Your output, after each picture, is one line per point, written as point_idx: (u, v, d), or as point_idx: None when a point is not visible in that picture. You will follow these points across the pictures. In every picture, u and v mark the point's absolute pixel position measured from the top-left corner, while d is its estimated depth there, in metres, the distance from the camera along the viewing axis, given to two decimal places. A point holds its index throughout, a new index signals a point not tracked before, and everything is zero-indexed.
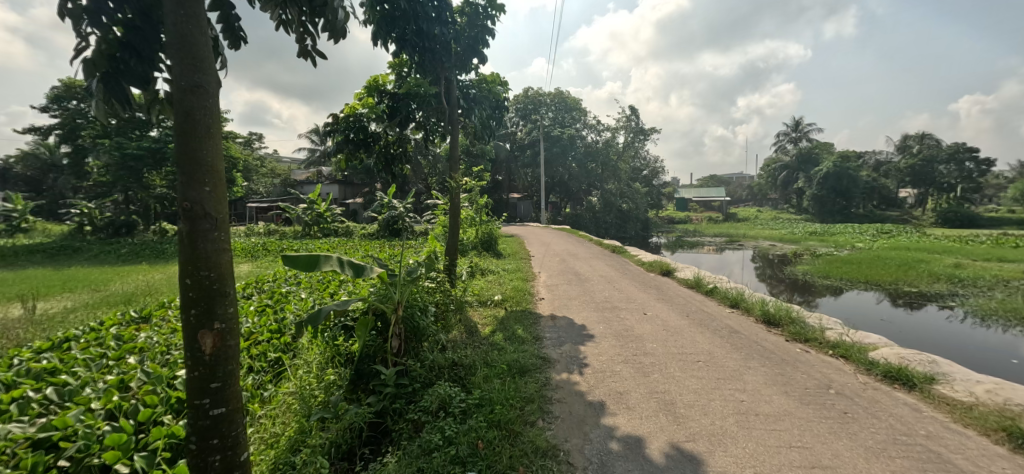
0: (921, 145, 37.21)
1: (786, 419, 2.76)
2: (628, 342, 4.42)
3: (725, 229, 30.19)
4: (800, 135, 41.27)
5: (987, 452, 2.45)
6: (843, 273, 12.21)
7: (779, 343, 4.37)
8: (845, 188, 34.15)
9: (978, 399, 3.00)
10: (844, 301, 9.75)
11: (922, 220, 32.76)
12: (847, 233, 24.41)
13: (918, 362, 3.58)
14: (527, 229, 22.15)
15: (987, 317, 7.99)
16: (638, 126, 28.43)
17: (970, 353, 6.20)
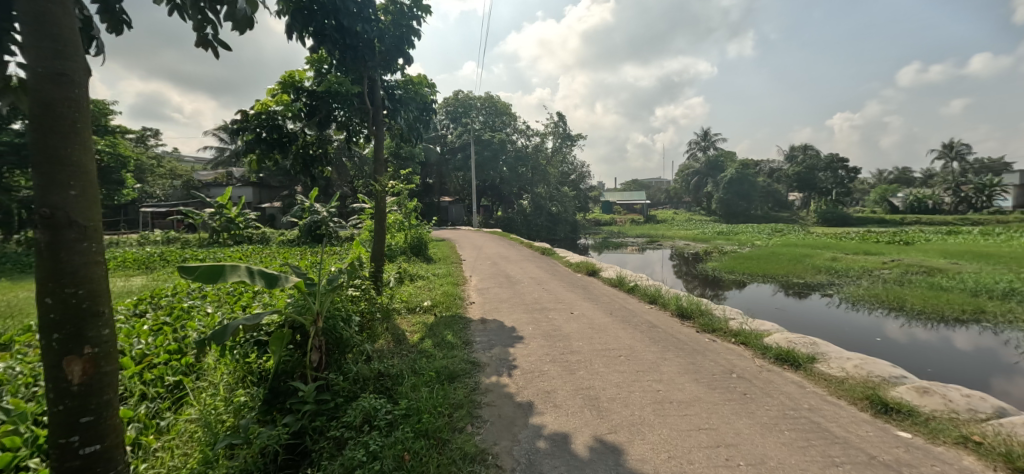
0: (804, 155, 42.68)
1: (696, 404, 3.00)
2: (556, 341, 4.54)
3: (646, 230, 32.20)
4: (708, 144, 45.40)
5: (855, 418, 2.86)
6: (745, 268, 13.60)
7: (690, 334, 4.74)
8: (746, 192, 38.18)
9: (847, 373, 3.49)
10: (746, 293, 10.87)
11: (807, 220, 37.50)
12: (747, 232, 27.27)
13: (801, 344, 4.08)
14: (458, 233, 21.99)
15: (857, 302, 9.35)
16: (565, 132, 29.48)
17: (845, 334, 7.17)
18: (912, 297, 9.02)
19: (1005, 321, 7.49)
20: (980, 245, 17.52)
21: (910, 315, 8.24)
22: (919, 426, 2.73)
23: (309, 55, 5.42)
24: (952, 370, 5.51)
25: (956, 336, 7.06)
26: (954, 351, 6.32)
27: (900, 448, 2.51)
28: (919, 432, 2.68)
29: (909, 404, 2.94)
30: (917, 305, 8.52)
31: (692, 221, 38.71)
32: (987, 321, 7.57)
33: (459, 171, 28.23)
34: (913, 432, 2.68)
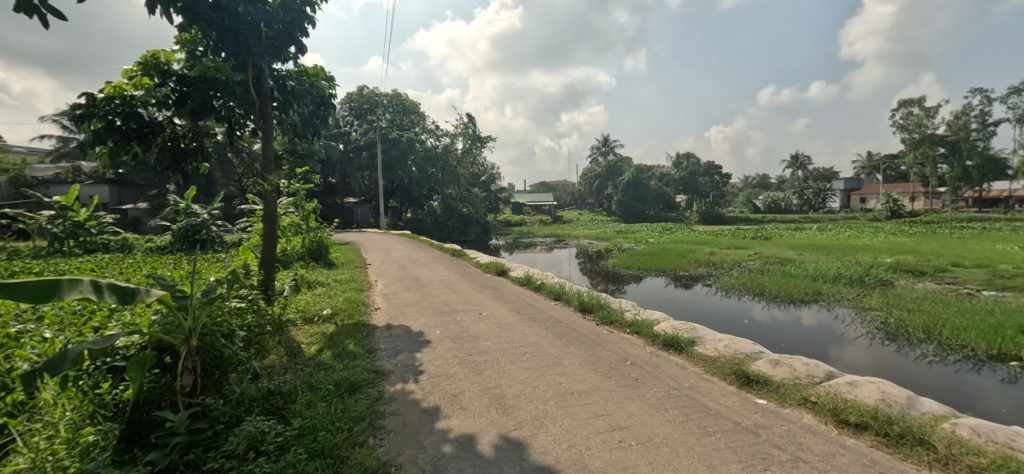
0: (687, 161, 47.95)
1: (595, 393, 3.19)
2: (465, 342, 4.53)
3: (553, 230, 33.56)
4: (608, 149, 48.78)
5: (724, 391, 3.27)
6: (641, 263, 14.83)
7: (591, 327, 5.04)
8: (641, 194, 41.74)
9: (719, 352, 3.98)
10: (641, 287, 11.90)
11: (691, 219, 42.13)
12: (642, 231, 29.83)
13: (685, 330, 4.57)
14: (365, 236, 20.86)
15: (729, 289, 10.78)
16: (475, 133, 29.60)
17: (721, 319, 8.20)
18: (769, 283, 10.61)
19: (835, 299, 9.16)
20: (818, 238, 21.24)
21: (768, 299, 9.70)
22: (772, 392, 3.21)
23: (178, 35, 4.74)
24: (798, 344, 6.59)
25: (802, 314, 8.46)
26: (802, 327, 7.59)
27: (756, 413, 2.93)
28: (773, 398, 3.15)
29: (765, 375, 3.45)
30: (774, 290, 10.06)
31: (595, 221, 41.26)
32: (823, 300, 9.20)
33: (364, 170, 26.82)
34: (767, 398, 3.15)
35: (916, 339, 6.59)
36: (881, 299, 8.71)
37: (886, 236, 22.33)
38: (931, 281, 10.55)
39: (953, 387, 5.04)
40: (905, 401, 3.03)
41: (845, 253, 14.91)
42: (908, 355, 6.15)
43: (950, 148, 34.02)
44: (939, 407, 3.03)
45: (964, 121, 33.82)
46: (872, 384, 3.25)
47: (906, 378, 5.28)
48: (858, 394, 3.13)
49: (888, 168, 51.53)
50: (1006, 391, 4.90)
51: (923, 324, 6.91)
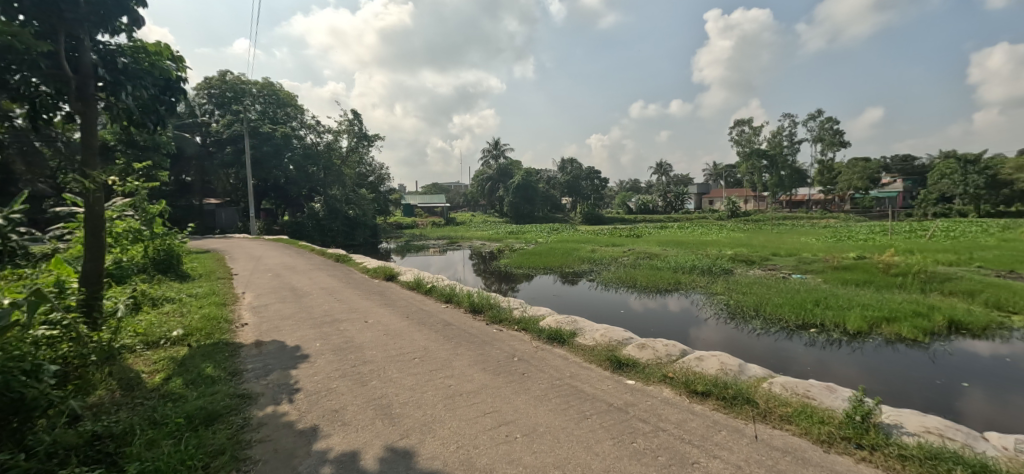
0: (571, 166, 51.45)
1: (483, 391, 3.24)
2: (348, 353, 4.25)
3: (446, 232, 33.30)
4: (499, 153, 49.93)
5: (600, 376, 3.58)
6: (531, 263, 15.45)
7: (481, 327, 5.12)
8: (530, 196, 43.58)
9: (595, 341, 4.35)
10: (532, 285, 12.44)
11: (575, 220, 45.27)
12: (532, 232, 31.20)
13: (566, 323, 4.90)
14: (230, 242, 18.36)
15: (608, 283, 11.86)
16: (361, 131, 28.02)
17: (602, 310, 8.96)
18: (640, 276, 11.91)
19: (691, 287, 10.64)
20: (678, 235, 24.46)
21: (640, 290, 10.88)
22: (638, 373, 3.61)
23: None
24: (665, 328, 7.53)
25: (667, 302, 9.66)
26: (668, 313, 8.69)
27: (626, 392, 3.26)
28: (640, 378, 3.53)
29: (633, 359, 3.85)
30: (644, 281, 11.33)
31: (487, 223, 41.98)
32: (682, 288, 10.63)
33: (228, 168, 23.58)
34: (635, 379, 3.52)
35: (749, 316, 7.99)
36: (724, 285, 10.39)
37: (728, 232, 26.60)
38: (759, 268, 12.88)
39: (775, 353, 6.22)
40: (737, 369, 3.65)
41: (699, 248, 17.37)
42: (744, 330, 7.42)
43: (771, 160, 41.82)
44: (761, 371, 3.72)
45: (779, 139, 41.86)
46: (714, 357, 3.86)
47: (744, 350, 6.36)
48: (704, 366, 3.69)
49: (728, 175, 61.45)
50: (809, 352, 6.20)
51: (753, 304, 8.41)
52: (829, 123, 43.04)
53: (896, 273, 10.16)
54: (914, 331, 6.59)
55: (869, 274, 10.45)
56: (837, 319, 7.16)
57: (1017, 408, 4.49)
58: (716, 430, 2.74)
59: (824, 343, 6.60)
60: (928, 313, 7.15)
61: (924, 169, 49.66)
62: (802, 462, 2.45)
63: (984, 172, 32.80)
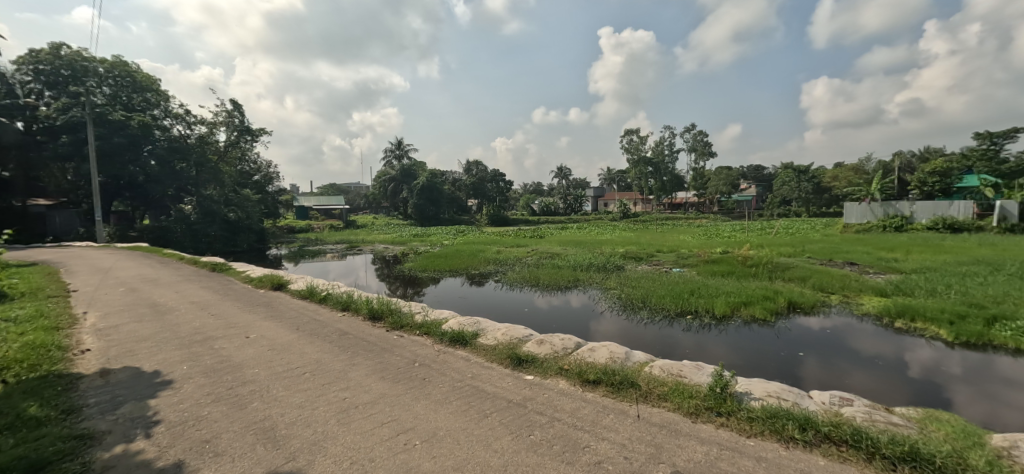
0: (477, 169, 51.71)
1: (380, 402, 3.11)
2: (224, 374, 3.79)
3: (345, 236, 31.37)
4: (402, 153, 47.96)
5: (500, 374, 3.66)
6: (436, 265, 15.21)
7: (381, 334, 4.91)
8: (435, 198, 42.86)
9: (497, 340, 4.45)
10: (439, 287, 12.27)
11: (481, 222, 45.67)
12: (438, 234, 30.77)
13: (468, 324, 4.94)
14: (66, 253, 15.13)
15: (513, 283, 12.15)
16: (242, 124, 25.16)
17: (507, 310, 9.17)
18: (543, 275, 12.41)
19: (588, 284, 11.39)
20: (576, 235, 25.96)
21: (543, 288, 11.35)
22: (537, 368, 3.77)
23: None
24: (566, 323, 7.96)
25: (567, 298, 10.22)
26: (568, 308, 9.20)
27: (526, 388, 3.39)
28: (538, 373, 3.69)
29: (532, 354, 4.01)
30: (545, 280, 11.85)
31: (390, 225, 40.46)
32: (581, 285, 11.32)
33: (62, 161, 19.43)
34: (534, 374, 3.67)
35: (638, 307, 8.80)
36: (617, 280, 11.30)
37: (621, 232, 28.92)
38: (646, 264, 14.24)
39: (660, 340, 6.94)
40: (624, 356, 4.01)
41: (595, 247, 18.62)
42: (633, 320, 8.14)
43: (655, 167, 46.46)
44: (643, 355, 4.13)
45: (661, 148, 46.67)
46: (604, 346, 4.18)
47: (634, 339, 7.00)
48: (595, 356, 3.98)
49: (619, 179, 66.84)
50: (686, 337, 7.03)
51: (641, 296, 9.28)
52: (700, 135, 49.14)
53: (751, 263, 11.99)
54: (764, 312, 7.84)
55: (732, 266, 12.15)
56: (707, 306, 8.24)
57: (837, 370, 5.57)
58: (605, 414, 2.97)
59: (697, 328, 7.53)
60: (774, 297, 8.56)
61: (770, 177, 59.22)
62: (675, 434, 2.77)
63: (811, 180, 40.15)
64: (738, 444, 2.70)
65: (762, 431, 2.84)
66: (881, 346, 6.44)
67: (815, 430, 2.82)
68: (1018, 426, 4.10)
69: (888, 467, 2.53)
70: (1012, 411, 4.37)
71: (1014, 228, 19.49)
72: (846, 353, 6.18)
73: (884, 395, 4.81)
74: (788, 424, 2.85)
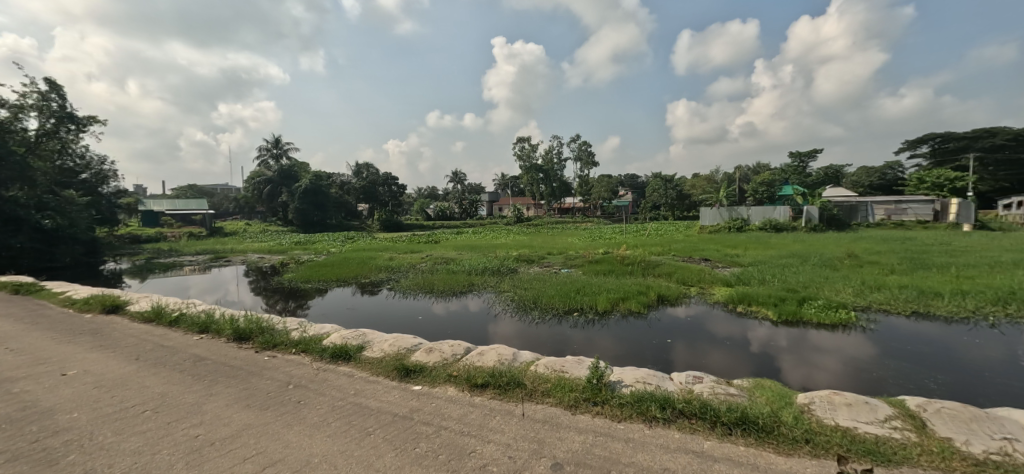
0: (367, 171, 48.98)
1: (244, 433, 2.77)
2: (28, 424, 3.03)
3: (208, 245, 27.32)
4: (280, 152, 43.06)
5: (386, 388, 3.52)
6: (320, 275, 14.00)
7: (249, 356, 4.38)
8: (320, 202, 39.60)
9: (383, 353, 4.27)
10: (326, 299, 11.30)
11: (373, 227, 43.44)
12: (323, 241, 28.48)
13: (353, 338, 4.68)
14: None
15: (407, 290, 11.70)
16: (62, 111, 20.50)
17: (399, 319, 8.80)
18: (437, 281, 12.20)
19: (483, 287, 11.53)
20: (471, 240, 26.05)
21: (438, 294, 11.16)
22: (425, 377, 3.70)
23: None
24: (462, 329, 7.93)
25: (463, 303, 10.19)
26: (465, 313, 9.18)
27: (413, 399, 3.30)
28: (427, 382, 3.63)
29: (421, 364, 3.93)
30: (440, 285, 11.67)
31: (265, 232, 36.32)
32: (475, 289, 11.38)
33: None
34: (422, 384, 3.60)
35: (530, 308, 9.14)
36: (511, 283, 11.60)
37: (514, 236, 29.85)
38: (537, 266, 14.89)
39: (551, 338, 7.30)
40: (512, 357, 4.13)
41: (489, 251, 18.89)
42: (526, 321, 8.44)
43: (546, 173, 48.94)
44: (530, 355, 4.31)
45: (551, 156, 49.32)
46: (493, 349, 4.28)
47: (529, 339, 7.26)
48: (483, 359, 4.05)
49: (512, 185, 69.01)
50: (575, 332, 7.51)
51: (532, 297, 9.65)
52: (585, 145, 53.04)
53: (628, 262, 13.28)
54: (638, 305, 8.74)
55: (612, 265, 13.32)
56: (591, 303, 8.91)
57: (697, 352, 6.42)
58: (491, 416, 3.04)
59: (582, 323, 8.10)
60: (647, 292, 9.60)
61: (644, 185, 66.43)
62: (556, 427, 2.95)
63: (675, 188, 46.02)
64: (610, 429, 2.97)
65: (630, 414, 3.17)
66: (728, 328, 7.60)
67: (672, 407, 3.23)
68: (822, 385, 5.16)
69: (726, 432, 3.01)
70: (819, 373, 5.48)
71: (816, 228, 24.65)
72: (703, 336, 7.17)
73: (732, 370, 5.68)
74: (651, 405, 3.21)
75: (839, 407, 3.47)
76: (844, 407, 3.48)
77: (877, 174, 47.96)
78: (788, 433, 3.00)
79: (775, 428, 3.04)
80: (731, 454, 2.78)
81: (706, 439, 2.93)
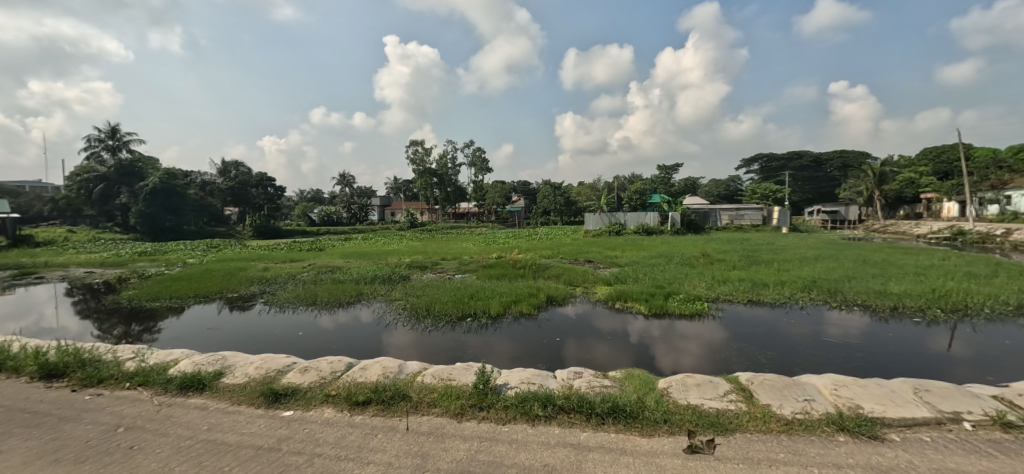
0: (237, 171, 43.25)
1: None
2: None
3: (10, 258, 21.50)
4: (118, 144, 35.45)
5: (250, 418, 3.15)
6: (173, 290, 11.90)
7: (60, 398, 3.55)
8: (174, 205, 33.84)
9: (248, 377, 3.80)
10: (184, 319, 9.66)
11: (243, 234, 38.47)
12: (178, 250, 24.38)
13: (209, 363, 4.10)
14: None
15: (284, 304, 10.53)
16: None
17: (275, 337, 7.87)
18: (320, 291, 11.22)
19: (373, 296, 10.93)
20: (360, 247, 24.61)
21: (321, 306, 10.27)
22: (299, 400, 3.39)
23: None
24: (349, 342, 7.41)
25: (352, 315, 9.52)
26: (353, 325, 8.58)
27: (282, 427, 3.04)
28: (300, 405, 3.32)
29: (293, 386, 3.58)
30: (324, 296, 10.77)
31: (96, 240, 29.82)
32: (364, 299, 10.75)
33: None
34: (294, 408, 3.29)
35: (423, 316, 8.89)
36: (402, 291, 11.18)
37: (407, 241, 28.98)
38: (431, 272, 14.62)
39: (445, 345, 7.20)
40: (397, 369, 3.99)
41: (380, 258, 18.04)
42: (419, 330, 8.19)
43: (440, 178, 48.48)
44: (417, 365, 4.22)
45: (445, 161, 49.02)
46: (377, 363, 4.09)
47: (423, 348, 7.06)
48: (366, 374, 3.84)
49: (405, 189, 66.90)
50: (469, 337, 7.52)
51: (425, 304, 9.40)
52: (479, 152, 53.83)
53: (521, 266, 13.77)
54: (529, 307, 9.09)
55: (505, 269, 13.67)
56: (485, 307, 9.00)
57: (583, 347, 6.88)
58: (372, 435, 2.94)
59: (475, 328, 8.15)
60: (537, 293, 10.05)
61: (534, 192, 69.70)
62: (441, 437, 2.95)
63: (563, 194, 49.05)
64: (495, 432, 3.05)
65: (514, 415, 3.28)
66: (609, 323, 8.29)
67: (553, 404, 3.40)
68: (685, 369, 5.91)
69: (599, 421, 3.28)
70: (683, 358, 6.25)
71: (678, 231, 28.31)
72: (588, 332, 7.72)
73: (613, 362, 6.21)
74: (534, 404, 3.36)
75: (690, 388, 4.01)
76: (694, 387, 4.03)
77: (722, 185, 56.88)
78: (650, 416, 3.38)
79: (641, 413, 3.40)
80: (604, 441, 3.04)
81: (584, 430, 3.16)
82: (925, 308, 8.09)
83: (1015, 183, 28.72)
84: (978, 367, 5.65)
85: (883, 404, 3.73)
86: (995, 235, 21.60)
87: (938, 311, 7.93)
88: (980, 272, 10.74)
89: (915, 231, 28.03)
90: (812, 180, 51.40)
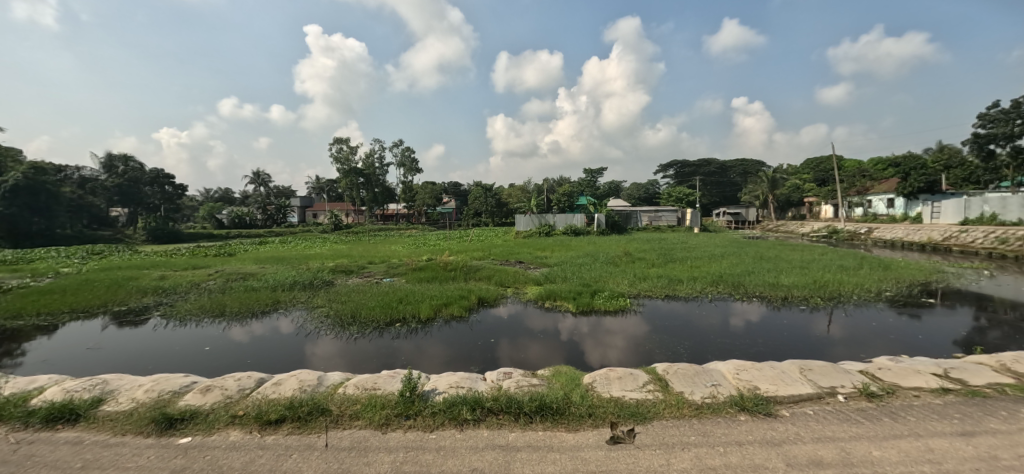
0: (126, 167, 37.97)
1: None
2: None
3: None
4: None
5: (137, 450, 2.79)
6: (40, 305, 10.13)
7: None
8: (43, 205, 28.81)
9: (136, 402, 3.35)
10: (59, 338, 8.29)
11: (135, 239, 33.99)
12: (48, 258, 20.89)
13: (84, 389, 3.54)
14: None
15: (185, 317, 9.39)
16: None
17: (175, 355, 7.00)
18: (229, 300, 10.23)
19: (291, 304, 10.17)
20: (276, 251, 22.78)
21: (230, 318, 9.33)
22: (198, 425, 3.05)
23: None
24: (265, 355, 6.81)
25: (268, 325, 8.76)
26: (270, 336, 7.90)
27: (178, 456, 2.74)
28: (201, 430, 2.99)
29: (192, 408, 3.21)
30: (234, 306, 9.80)
31: None
32: (282, 307, 9.98)
33: None
34: (193, 434, 2.95)
35: (348, 323, 8.41)
36: (326, 297, 10.52)
37: (331, 244, 27.43)
38: (357, 276, 13.94)
39: (374, 352, 6.89)
40: (315, 382, 3.73)
41: (299, 263, 16.81)
42: (344, 338, 7.74)
43: (366, 179, 46.39)
44: (338, 376, 3.99)
45: (371, 161, 46.92)
46: (293, 376, 3.79)
47: (353, 356, 6.72)
48: (280, 390, 3.55)
49: (328, 189, 63.27)
50: (400, 343, 7.28)
51: (351, 310, 8.91)
52: (408, 152, 52.37)
53: (452, 268, 13.59)
54: (460, 309, 9.01)
55: (435, 271, 13.40)
56: (414, 311, 8.77)
57: (517, 347, 6.95)
58: (286, 457, 2.75)
59: (405, 333, 7.90)
60: (468, 296, 9.99)
61: (466, 192, 69.54)
62: (363, 451, 2.83)
63: (493, 196, 49.33)
64: (421, 441, 2.98)
65: (442, 421, 3.21)
66: (540, 322, 8.46)
67: (482, 407, 3.39)
68: (612, 363, 6.22)
69: (528, 420, 3.33)
70: (611, 352, 6.58)
71: (603, 232, 29.69)
72: (520, 331, 7.83)
73: (544, 360, 6.35)
74: (462, 408, 3.32)
75: (613, 381, 4.21)
76: (617, 380, 4.24)
77: (642, 188, 60.72)
78: (576, 411, 3.49)
79: (566, 409, 3.49)
80: (531, 440, 3.09)
81: (512, 430, 3.19)
82: (809, 297, 9.26)
83: (874, 189, 33.87)
84: (850, 347, 6.56)
85: (775, 383, 4.19)
86: (861, 233, 25.29)
87: (819, 299, 9.11)
88: (850, 265, 12.48)
89: (800, 231, 31.91)
90: (718, 184, 56.71)
